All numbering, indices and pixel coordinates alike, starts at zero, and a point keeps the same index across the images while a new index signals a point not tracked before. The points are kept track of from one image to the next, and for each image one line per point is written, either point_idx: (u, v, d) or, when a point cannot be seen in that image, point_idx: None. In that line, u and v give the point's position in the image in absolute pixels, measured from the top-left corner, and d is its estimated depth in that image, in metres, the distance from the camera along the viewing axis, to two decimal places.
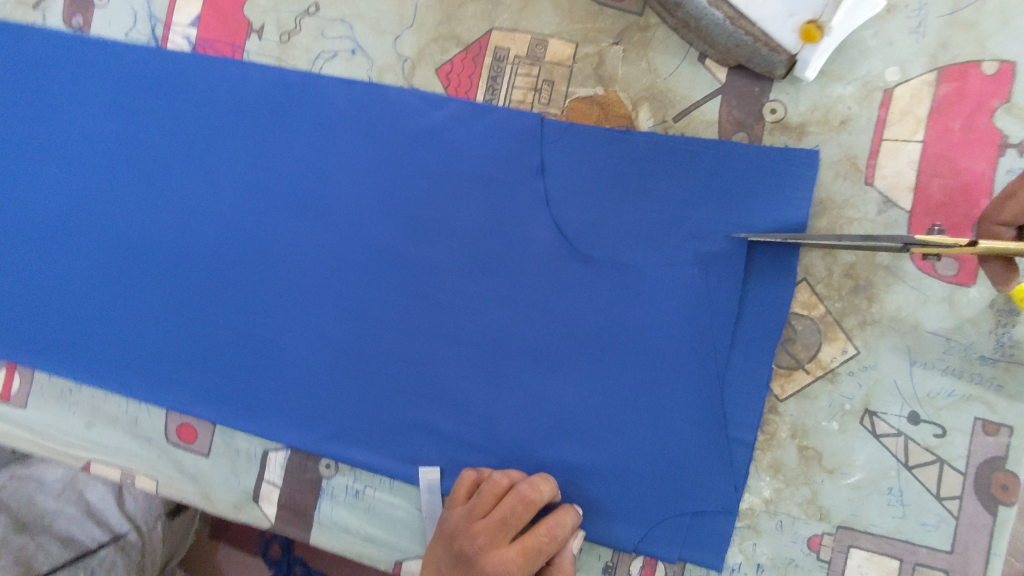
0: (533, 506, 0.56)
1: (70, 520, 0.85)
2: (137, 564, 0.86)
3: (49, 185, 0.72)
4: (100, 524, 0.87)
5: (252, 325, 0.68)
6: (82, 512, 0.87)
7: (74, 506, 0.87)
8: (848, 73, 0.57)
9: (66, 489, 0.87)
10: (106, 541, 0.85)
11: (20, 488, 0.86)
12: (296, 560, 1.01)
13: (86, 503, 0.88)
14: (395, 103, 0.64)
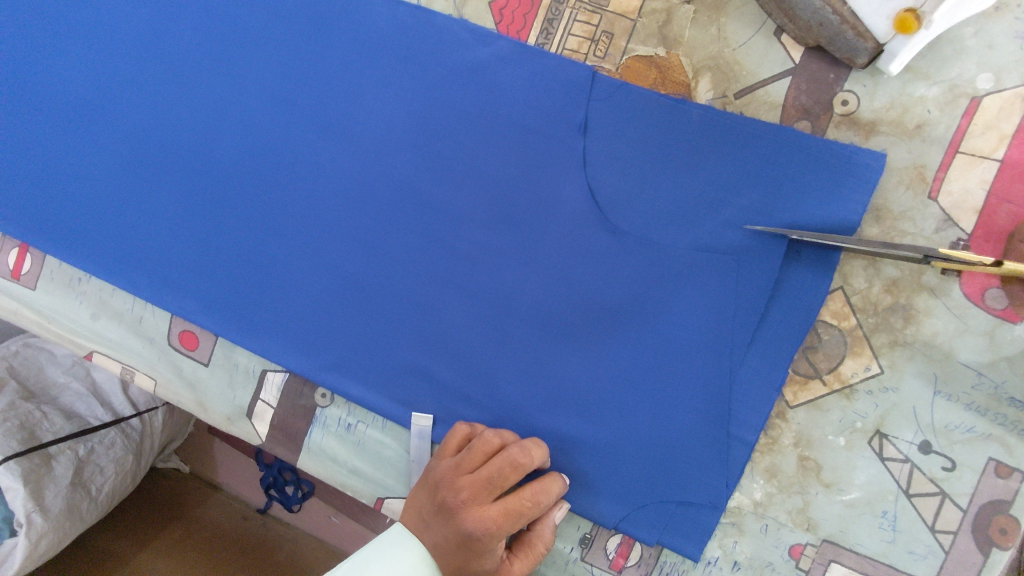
0: (521, 471, 0.55)
1: (75, 396, 0.89)
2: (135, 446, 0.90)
3: (74, 66, 0.69)
4: (103, 403, 0.90)
5: (264, 243, 0.66)
6: (88, 388, 0.90)
7: (80, 382, 0.90)
8: (935, 73, 0.52)
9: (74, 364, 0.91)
10: (108, 420, 0.88)
11: (30, 357, 0.90)
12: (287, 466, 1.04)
13: (92, 381, 0.91)
14: (440, 32, 0.60)
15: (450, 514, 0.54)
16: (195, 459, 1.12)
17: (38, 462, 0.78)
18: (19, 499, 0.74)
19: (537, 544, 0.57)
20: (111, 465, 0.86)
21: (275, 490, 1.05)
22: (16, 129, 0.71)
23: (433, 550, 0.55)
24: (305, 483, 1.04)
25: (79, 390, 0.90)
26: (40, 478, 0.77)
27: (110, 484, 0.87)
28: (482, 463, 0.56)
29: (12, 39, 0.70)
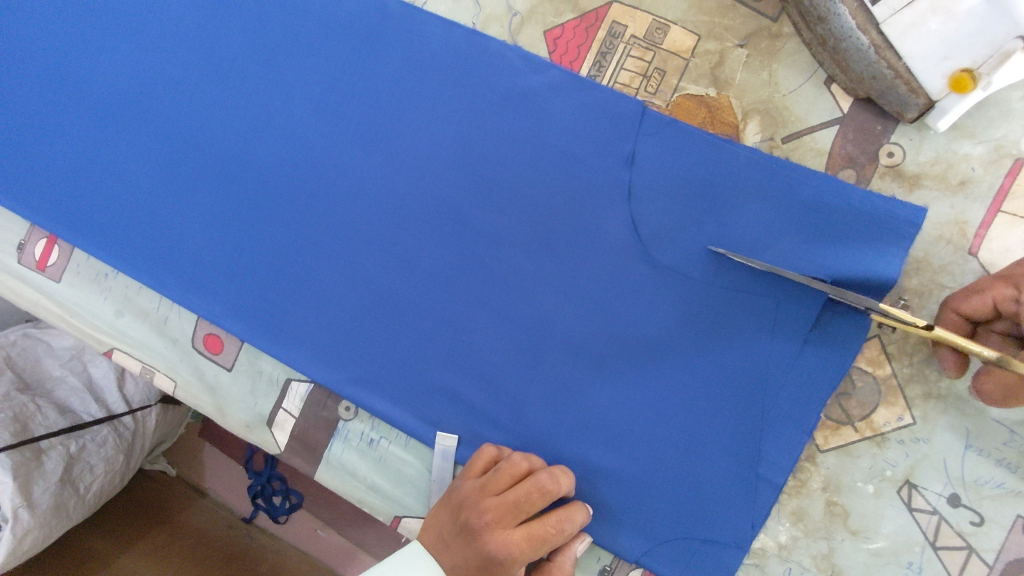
0: (549, 497, 0.55)
1: (70, 391, 0.87)
2: (125, 445, 0.89)
3: (121, 62, 0.70)
4: (98, 400, 0.88)
5: (298, 252, 0.66)
6: (83, 384, 0.88)
7: (76, 377, 0.88)
8: (981, 132, 0.53)
9: (71, 358, 0.89)
10: (102, 418, 0.86)
11: (28, 348, 0.88)
12: (276, 475, 1.04)
13: (88, 377, 0.89)
14: (494, 57, 0.61)
15: (474, 535, 0.53)
16: (184, 461, 1.10)
17: (28, 455, 0.76)
18: (7, 493, 0.72)
19: None
20: (101, 464, 0.85)
21: (259, 499, 1.04)
22: (56, 121, 0.71)
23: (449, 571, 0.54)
24: (294, 494, 1.04)
25: (74, 386, 0.88)
26: (29, 471, 0.75)
27: (98, 483, 0.85)
28: (509, 486, 0.56)
29: (60, 31, 0.71)
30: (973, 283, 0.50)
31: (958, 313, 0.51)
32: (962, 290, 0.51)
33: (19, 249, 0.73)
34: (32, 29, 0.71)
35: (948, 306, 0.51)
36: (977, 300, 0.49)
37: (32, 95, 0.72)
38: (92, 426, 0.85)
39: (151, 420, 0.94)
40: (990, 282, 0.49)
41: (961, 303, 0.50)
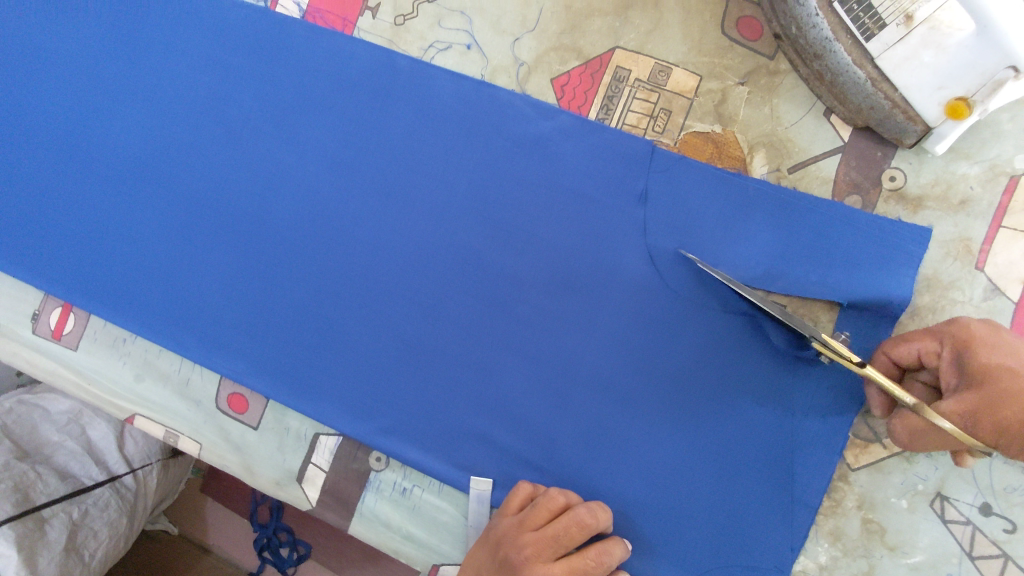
0: (588, 531, 0.55)
1: (70, 455, 0.83)
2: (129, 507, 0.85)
3: (132, 129, 0.71)
4: (98, 462, 0.84)
5: (320, 307, 0.66)
6: (82, 447, 0.84)
7: (75, 441, 0.84)
8: (976, 153, 0.56)
9: (69, 422, 0.85)
10: (103, 480, 0.83)
11: (24, 415, 0.84)
12: (282, 527, 1.01)
13: (87, 440, 0.85)
14: (504, 106, 0.63)
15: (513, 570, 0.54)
16: (183, 518, 1.05)
17: (31, 526, 0.74)
18: (11, 567, 0.70)
19: None
20: (105, 528, 0.82)
21: (266, 551, 1.01)
22: (68, 189, 0.72)
23: None
24: (301, 544, 1.01)
25: (73, 451, 0.83)
26: (33, 543, 0.73)
27: (103, 549, 0.82)
28: (548, 520, 0.56)
29: (68, 103, 0.72)
30: (907, 331, 0.52)
31: (888, 357, 0.53)
32: (895, 338, 0.53)
33: (34, 319, 0.73)
34: (41, 103, 0.72)
35: (881, 349, 0.54)
36: (907, 349, 0.51)
37: (43, 166, 0.72)
38: (92, 489, 0.82)
39: (153, 480, 0.90)
40: (919, 333, 0.51)
41: (893, 349, 0.52)
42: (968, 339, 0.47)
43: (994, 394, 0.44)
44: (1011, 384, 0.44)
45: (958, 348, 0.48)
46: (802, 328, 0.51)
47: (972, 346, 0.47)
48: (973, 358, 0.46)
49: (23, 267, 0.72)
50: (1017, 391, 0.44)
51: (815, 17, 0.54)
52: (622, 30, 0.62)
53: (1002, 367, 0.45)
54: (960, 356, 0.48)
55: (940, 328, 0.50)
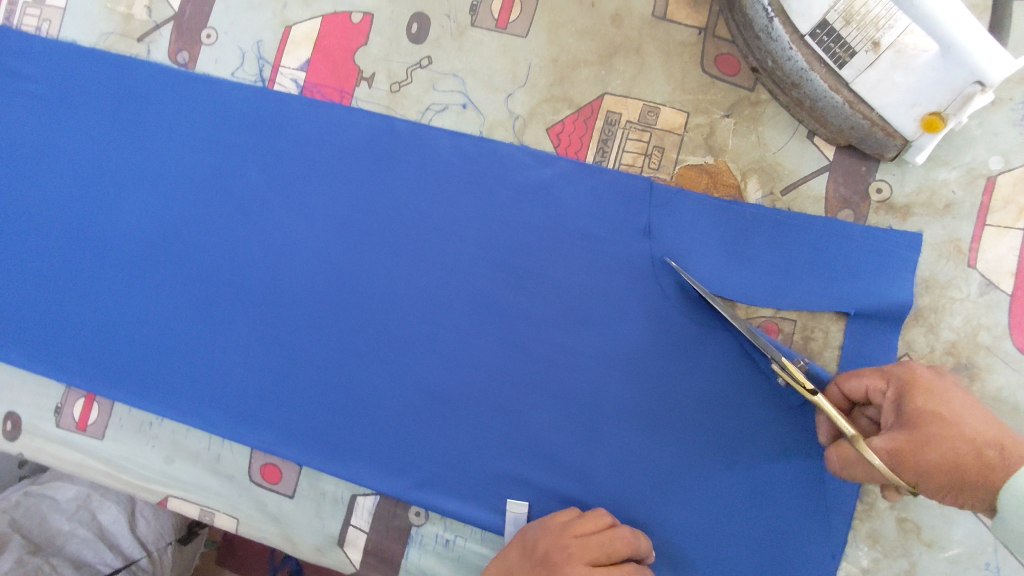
0: (631, 548, 0.56)
1: (82, 543, 0.80)
2: None
3: (140, 215, 0.72)
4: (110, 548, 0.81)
5: (345, 369, 0.68)
6: (94, 534, 0.80)
7: (86, 528, 0.81)
8: (953, 159, 0.60)
9: (78, 509, 0.81)
10: (119, 566, 0.80)
11: (33, 507, 0.81)
12: None
13: (97, 525, 0.81)
14: (504, 158, 0.66)
15: (553, 565, 0.54)
16: None
17: None
18: None
19: None
20: None
21: None
22: (83, 280, 0.73)
23: None
24: None
25: (86, 538, 0.80)
26: None
27: None
28: (592, 533, 0.57)
29: (76, 196, 0.73)
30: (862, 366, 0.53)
31: (840, 389, 0.53)
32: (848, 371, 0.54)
33: (57, 412, 0.73)
34: (48, 198, 0.74)
35: (834, 381, 0.54)
36: (857, 383, 0.52)
37: (55, 260, 0.73)
38: None
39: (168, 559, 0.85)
40: (871, 370, 0.52)
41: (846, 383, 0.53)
42: (911, 382, 0.49)
43: (921, 436, 0.46)
44: (939, 433, 0.46)
45: (901, 389, 0.49)
46: (767, 350, 0.55)
47: (913, 389, 0.48)
48: (910, 401, 0.48)
49: (44, 361, 0.73)
50: (944, 438, 0.46)
51: (789, 50, 0.57)
52: (609, 77, 0.66)
53: (935, 414, 0.47)
54: (901, 397, 0.49)
55: (891, 368, 0.51)
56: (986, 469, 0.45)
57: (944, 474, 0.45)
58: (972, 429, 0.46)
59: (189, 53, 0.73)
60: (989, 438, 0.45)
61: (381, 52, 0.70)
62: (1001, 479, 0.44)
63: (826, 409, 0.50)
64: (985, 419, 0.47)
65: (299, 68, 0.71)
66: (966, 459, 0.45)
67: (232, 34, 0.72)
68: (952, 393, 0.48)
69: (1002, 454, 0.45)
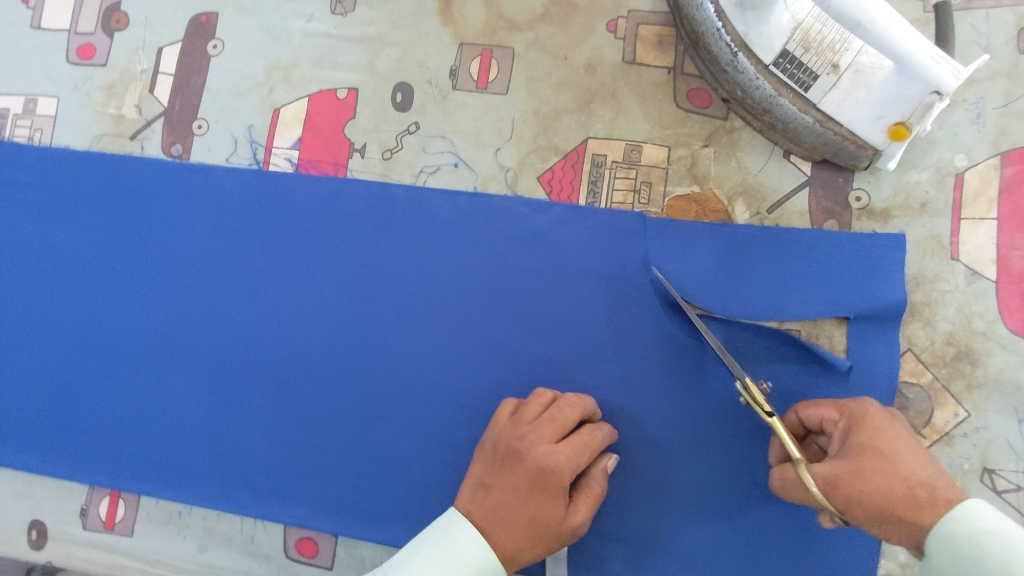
0: (580, 407, 0.59)
1: None
2: None
3: (149, 306, 0.73)
4: None
5: (369, 433, 0.68)
6: None
7: None
8: (921, 162, 0.64)
9: None
10: None
11: None
12: None
13: None
14: (500, 210, 0.68)
15: (520, 456, 0.56)
16: None
17: None
18: None
19: (594, 485, 0.57)
20: None
21: None
22: (98, 377, 0.73)
23: (507, 501, 0.54)
24: None
25: None
26: None
27: None
28: (542, 412, 0.59)
29: (82, 294, 0.74)
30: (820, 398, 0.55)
31: (797, 417, 0.56)
32: (807, 401, 0.56)
33: (83, 514, 0.72)
34: (55, 301, 0.74)
35: (793, 409, 0.57)
36: (813, 412, 0.55)
37: (68, 361, 0.74)
38: None
39: None
40: (829, 403, 0.55)
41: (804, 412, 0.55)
42: (862, 417, 0.51)
43: (859, 467, 0.48)
44: (878, 466, 0.48)
45: (852, 423, 0.52)
46: (732, 367, 0.57)
47: (864, 425, 0.51)
48: (859, 434, 0.50)
49: (67, 463, 0.73)
50: (880, 471, 0.47)
51: (756, 80, 0.61)
52: (590, 122, 0.69)
53: (878, 449, 0.49)
54: (849, 430, 0.51)
55: (848, 403, 0.53)
56: (914, 509, 0.46)
57: (874, 509, 0.47)
58: (911, 469, 0.48)
59: (182, 145, 0.75)
60: (926, 480, 0.47)
61: (370, 123, 0.73)
62: (929, 520, 0.46)
63: (779, 431, 0.50)
64: (925, 462, 0.48)
65: (291, 147, 0.73)
66: (898, 496, 0.47)
67: (222, 122, 0.75)
68: (900, 433, 0.50)
69: (933, 497, 0.47)
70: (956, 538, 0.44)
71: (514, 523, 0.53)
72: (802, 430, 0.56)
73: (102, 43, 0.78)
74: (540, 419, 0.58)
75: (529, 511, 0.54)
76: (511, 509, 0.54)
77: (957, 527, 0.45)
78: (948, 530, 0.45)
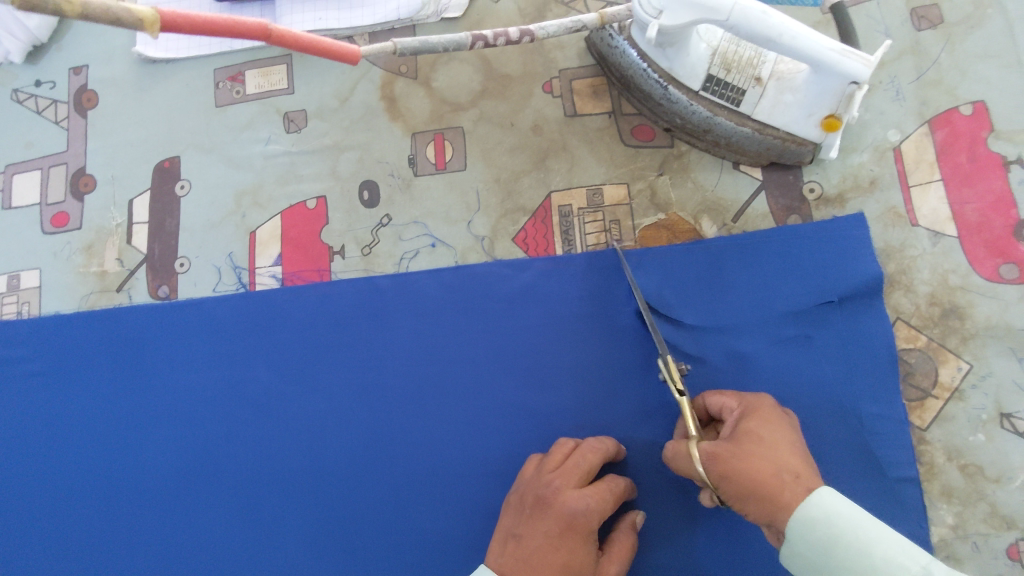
0: (602, 453, 0.60)
1: None
2: None
3: (164, 448, 0.73)
4: None
5: (405, 523, 0.68)
6: None
7: None
8: (859, 144, 0.68)
9: None
10: None
11: None
12: None
13: None
14: (484, 277, 0.71)
15: (547, 502, 0.56)
16: None
17: None
18: None
19: (622, 540, 0.58)
20: None
21: None
22: (125, 533, 0.72)
23: (536, 550, 0.54)
24: None
25: None
26: None
27: None
28: (564, 460, 0.60)
29: (95, 453, 0.74)
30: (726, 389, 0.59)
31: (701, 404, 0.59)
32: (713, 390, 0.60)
33: None
34: (69, 465, 0.74)
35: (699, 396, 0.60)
36: (716, 399, 0.58)
37: (91, 523, 0.73)
38: None
39: None
40: (732, 393, 0.58)
41: (707, 398, 0.59)
42: (755, 407, 0.54)
43: (742, 449, 0.50)
44: (756, 448, 0.50)
45: (746, 411, 0.54)
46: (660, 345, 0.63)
47: (754, 413, 0.53)
48: (747, 421, 0.53)
49: None
50: (757, 454, 0.50)
51: (690, 106, 0.66)
52: (549, 178, 0.73)
53: (761, 435, 0.51)
54: (742, 416, 0.54)
55: (749, 397, 0.56)
56: (777, 491, 0.49)
57: (741, 485, 0.49)
58: (783, 456, 0.50)
59: (168, 286, 0.77)
60: (794, 466, 0.50)
61: (344, 225, 0.76)
62: (789, 502, 0.48)
63: (683, 405, 0.56)
64: (797, 451, 0.51)
65: (274, 263, 0.76)
66: (766, 479, 0.49)
67: (203, 256, 0.77)
68: (784, 425, 0.53)
69: (797, 482, 0.49)
70: (813, 520, 0.47)
71: (548, 570, 0.53)
72: (707, 418, 0.60)
73: (75, 208, 0.81)
74: (565, 466, 0.58)
75: (562, 557, 0.54)
76: (544, 556, 0.54)
77: (812, 510, 0.48)
78: (803, 513, 0.48)
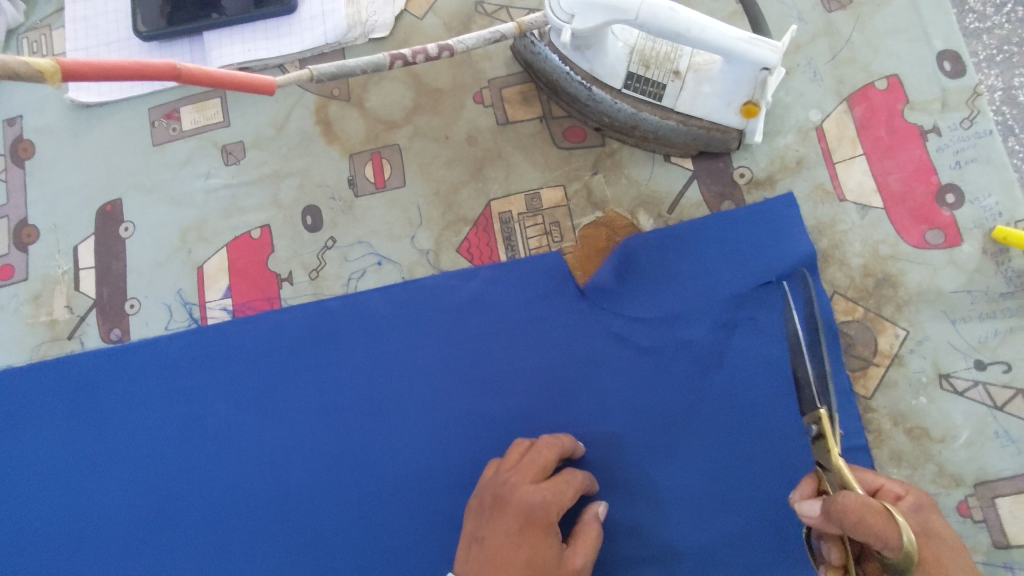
0: (558, 446, 0.61)
1: None
2: None
3: (129, 491, 0.73)
4: None
5: (374, 541, 0.68)
6: None
7: None
8: (782, 127, 0.70)
9: None
10: None
11: None
12: None
13: None
14: (432, 289, 0.72)
15: (505, 499, 0.58)
16: None
17: None
18: None
19: (588, 530, 0.58)
20: None
21: None
22: None
23: (501, 548, 0.56)
24: None
25: None
26: None
27: None
28: (521, 457, 0.61)
29: (60, 503, 0.73)
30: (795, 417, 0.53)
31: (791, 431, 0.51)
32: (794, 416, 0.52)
33: None
34: (35, 518, 0.73)
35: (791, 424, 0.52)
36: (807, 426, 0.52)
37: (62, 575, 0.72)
38: None
39: None
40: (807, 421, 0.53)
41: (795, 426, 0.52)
42: None
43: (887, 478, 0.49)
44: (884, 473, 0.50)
45: None
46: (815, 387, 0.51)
47: None
48: None
49: None
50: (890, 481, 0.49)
51: (615, 105, 0.67)
52: (487, 186, 0.74)
53: None
54: None
55: None
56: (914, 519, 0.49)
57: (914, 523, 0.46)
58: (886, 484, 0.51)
59: (120, 328, 0.77)
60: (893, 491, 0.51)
61: (289, 251, 0.76)
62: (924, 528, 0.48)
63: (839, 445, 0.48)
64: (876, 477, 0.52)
65: (223, 296, 0.76)
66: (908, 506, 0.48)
67: (152, 294, 0.77)
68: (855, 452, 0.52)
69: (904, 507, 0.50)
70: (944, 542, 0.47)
71: (511, 568, 0.55)
72: None
73: (20, 260, 0.80)
74: (520, 464, 0.60)
75: (524, 554, 0.55)
76: (506, 553, 0.55)
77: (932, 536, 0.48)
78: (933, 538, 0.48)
